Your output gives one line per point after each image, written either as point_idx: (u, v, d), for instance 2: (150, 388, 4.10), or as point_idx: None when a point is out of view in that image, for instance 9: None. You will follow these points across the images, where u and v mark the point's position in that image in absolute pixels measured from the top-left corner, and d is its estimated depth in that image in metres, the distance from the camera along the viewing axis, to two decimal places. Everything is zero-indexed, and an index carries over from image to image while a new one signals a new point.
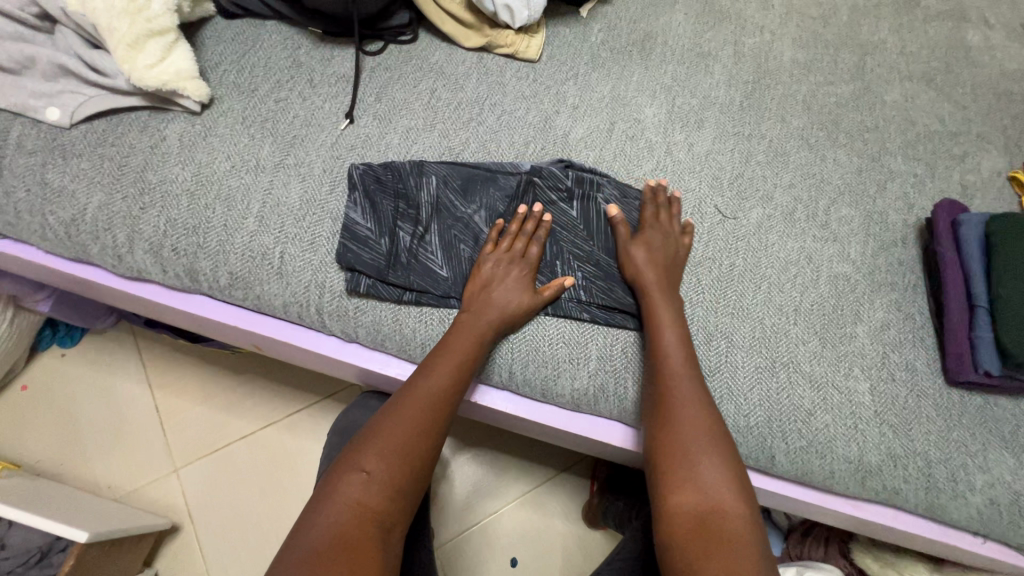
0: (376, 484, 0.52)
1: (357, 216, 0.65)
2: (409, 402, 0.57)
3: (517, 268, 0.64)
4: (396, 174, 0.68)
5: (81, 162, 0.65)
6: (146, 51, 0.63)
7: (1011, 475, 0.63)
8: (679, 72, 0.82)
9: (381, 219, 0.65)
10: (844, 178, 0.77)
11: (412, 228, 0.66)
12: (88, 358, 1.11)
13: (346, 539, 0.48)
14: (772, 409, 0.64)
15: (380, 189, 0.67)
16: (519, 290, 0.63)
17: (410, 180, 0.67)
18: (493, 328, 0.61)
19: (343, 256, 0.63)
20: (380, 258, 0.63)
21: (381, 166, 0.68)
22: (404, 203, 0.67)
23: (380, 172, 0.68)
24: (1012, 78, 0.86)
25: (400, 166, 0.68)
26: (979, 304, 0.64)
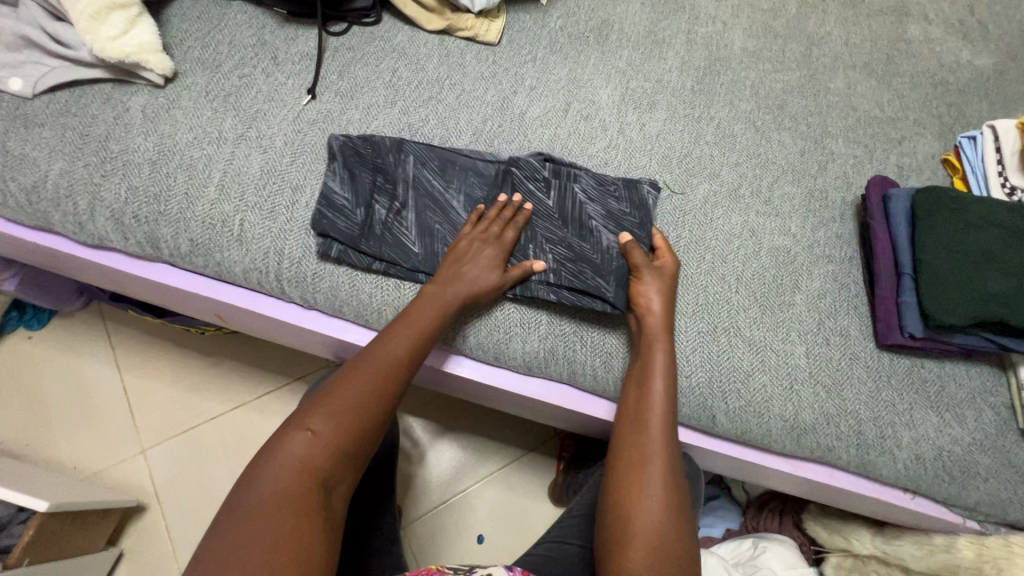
0: (323, 442, 0.51)
1: (335, 186, 0.67)
2: (368, 369, 0.57)
3: (492, 248, 0.65)
4: (375, 149, 0.70)
5: (44, 131, 0.67)
6: (109, 23, 0.65)
7: (936, 432, 0.68)
8: (634, 57, 0.86)
9: (358, 191, 0.67)
10: (788, 158, 0.81)
11: (387, 203, 0.67)
12: (56, 340, 1.11)
13: (287, 495, 0.48)
14: (713, 370, 0.68)
15: (359, 163, 0.68)
16: (490, 266, 0.64)
17: (391, 156, 0.69)
18: (457, 300, 0.62)
19: (318, 222, 0.65)
20: (354, 227, 0.65)
21: (362, 141, 0.70)
22: (382, 177, 0.68)
23: (361, 145, 0.70)
24: (948, 69, 0.91)
25: (380, 142, 0.70)
26: (905, 272, 0.69)
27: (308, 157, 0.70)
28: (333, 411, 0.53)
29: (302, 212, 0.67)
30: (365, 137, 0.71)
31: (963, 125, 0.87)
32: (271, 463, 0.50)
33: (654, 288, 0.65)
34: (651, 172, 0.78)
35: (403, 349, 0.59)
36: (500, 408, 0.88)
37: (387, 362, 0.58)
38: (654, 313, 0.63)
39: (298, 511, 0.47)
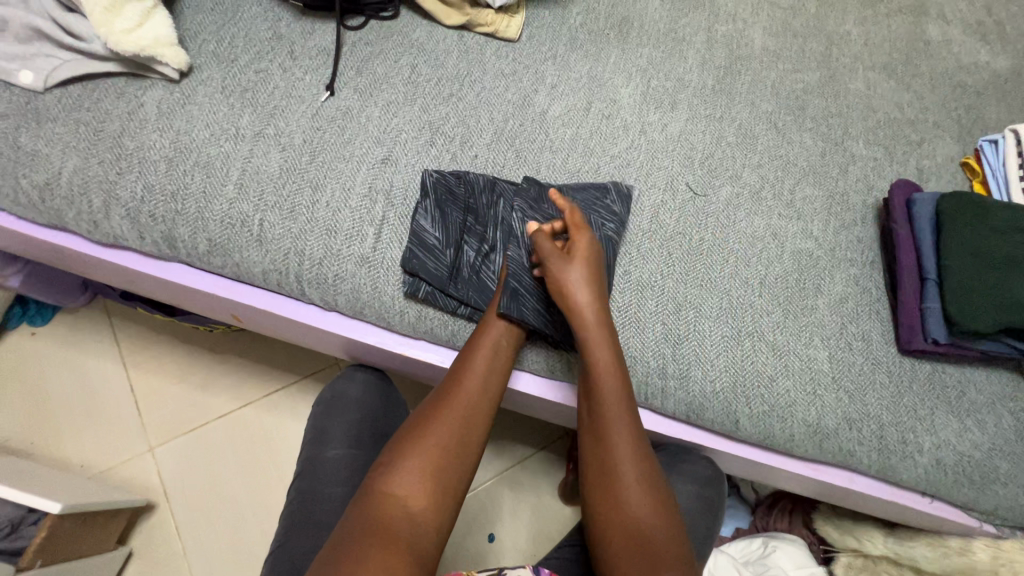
0: (414, 490, 0.54)
1: (426, 223, 0.66)
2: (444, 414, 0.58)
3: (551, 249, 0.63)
4: (467, 187, 0.69)
5: (56, 126, 0.65)
6: (124, 16, 0.63)
7: (956, 437, 0.68)
8: (655, 55, 0.84)
9: (448, 230, 0.66)
10: (809, 160, 0.81)
11: (476, 245, 0.67)
12: (61, 337, 1.09)
13: (389, 534, 0.51)
14: (736, 374, 0.67)
15: (450, 199, 0.67)
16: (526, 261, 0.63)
17: (480, 197, 0.69)
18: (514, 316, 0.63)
19: (409, 261, 0.64)
20: (444, 269, 0.65)
21: (454, 176, 0.69)
22: (472, 217, 0.68)
23: (444, 182, 0.68)
24: (967, 71, 0.91)
25: (473, 180, 0.69)
26: (929, 278, 0.69)
27: (328, 156, 0.69)
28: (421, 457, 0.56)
29: (323, 212, 0.66)
30: (454, 175, 0.69)
31: (983, 128, 0.87)
32: (366, 505, 0.53)
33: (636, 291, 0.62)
34: (673, 173, 0.77)
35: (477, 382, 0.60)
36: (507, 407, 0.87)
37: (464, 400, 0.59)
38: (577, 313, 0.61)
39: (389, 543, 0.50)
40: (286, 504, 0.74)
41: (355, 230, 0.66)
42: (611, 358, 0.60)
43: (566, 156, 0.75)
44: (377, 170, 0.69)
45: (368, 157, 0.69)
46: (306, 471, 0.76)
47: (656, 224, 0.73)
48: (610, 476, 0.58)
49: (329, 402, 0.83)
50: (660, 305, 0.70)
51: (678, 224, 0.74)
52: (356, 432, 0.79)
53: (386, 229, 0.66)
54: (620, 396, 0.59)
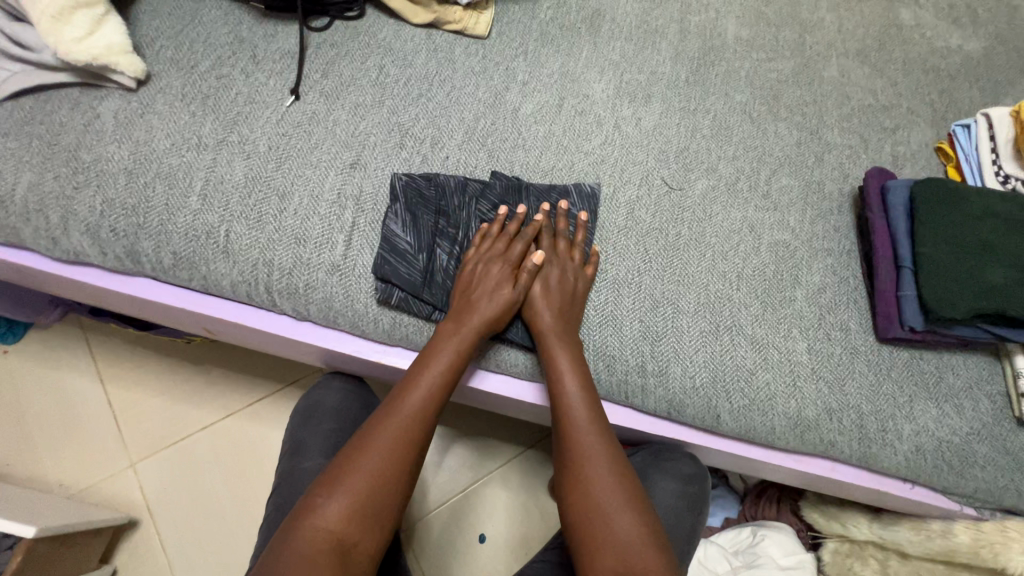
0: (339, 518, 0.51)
1: (397, 228, 0.65)
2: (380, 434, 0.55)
3: (498, 265, 0.64)
4: (438, 190, 0.68)
5: (8, 141, 0.63)
6: (73, 24, 0.61)
7: (935, 424, 0.68)
8: (627, 48, 0.83)
9: (420, 233, 0.65)
10: (784, 150, 0.80)
11: (449, 247, 0.66)
12: (33, 354, 1.06)
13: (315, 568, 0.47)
14: (716, 369, 0.67)
15: (421, 202, 0.66)
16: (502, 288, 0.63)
17: (451, 200, 0.68)
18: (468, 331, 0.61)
19: (380, 268, 0.63)
20: (416, 274, 0.64)
21: (424, 179, 0.68)
22: (444, 220, 0.67)
23: (414, 185, 0.67)
24: (940, 55, 0.91)
25: (443, 183, 0.68)
26: (905, 265, 0.68)
27: (295, 163, 0.67)
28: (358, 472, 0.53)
29: (291, 221, 0.64)
30: (423, 177, 0.68)
31: (956, 113, 0.87)
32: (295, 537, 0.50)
33: (538, 295, 0.65)
34: (648, 167, 0.76)
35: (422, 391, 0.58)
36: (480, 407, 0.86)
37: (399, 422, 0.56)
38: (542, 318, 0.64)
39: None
40: (267, 518, 0.73)
41: (325, 238, 0.64)
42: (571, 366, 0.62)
43: (540, 154, 0.74)
44: (345, 176, 0.67)
45: (336, 162, 0.68)
46: (286, 483, 0.75)
47: (632, 221, 0.73)
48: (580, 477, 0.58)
49: (309, 412, 0.81)
50: (637, 302, 0.69)
51: (654, 220, 0.73)
52: (336, 442, 0.78)
53: (357, 236, 0.65)
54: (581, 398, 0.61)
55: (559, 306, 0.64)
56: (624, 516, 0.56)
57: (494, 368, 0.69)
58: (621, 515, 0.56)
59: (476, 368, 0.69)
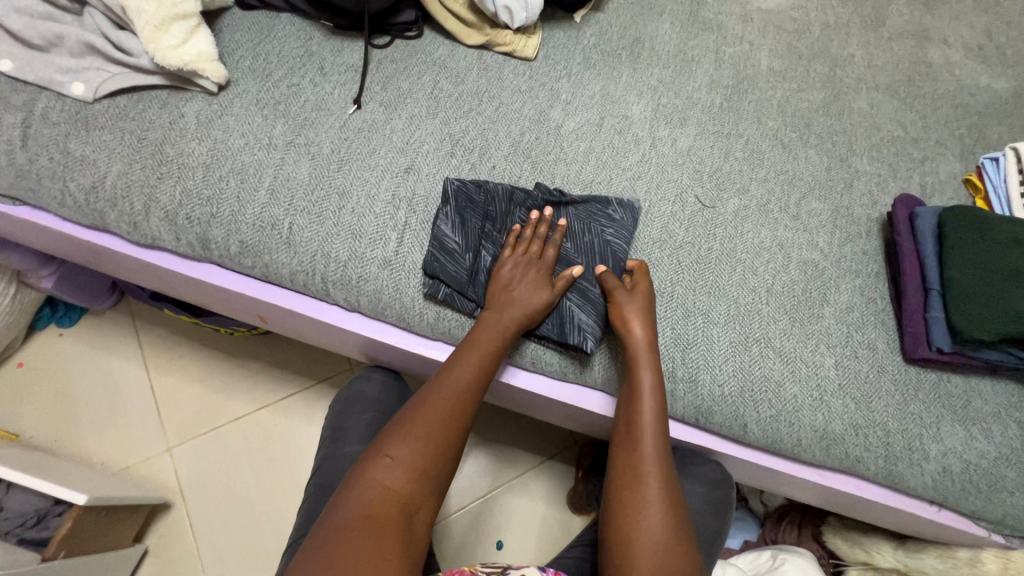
0: (398, 480, 0.54)
1: (447, 228, 0.69)
2: (439, 398, 0.60)
3: (535, 269, 0.68)
4: (487, 197, 0.72)
5: (103, 134, 0.69)
6: (171, 33, 0.68)
7: (963, 445, 0.69)
8: (665, 74, 0.88)
9: (468, 235, 0.69)
10: (815, 175, 0.84)
11: (494, 250, 0.71)
12: (86, 338, 1.12)
13: (378, 527, 0.50)
14: (744, 379, 0.69)
15: (470, 207, 0.71)
16: (539, 289, 0.66)
17: (496, 207, 0.72)
18: (514, 324, 0.65)
19: (429, 264, 0.67)
20: (463, 272, 0.67)
21: (474, 185, 0.72)
22: (490, 225, 0.71)
23: (463, 191, 0.71)
24: (968, 92, 0.94)
25: (493, 190, 0.72)
26: (933, 288, 0.70)
27: (354, 165, 0.72)
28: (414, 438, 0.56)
29: (349, 217, 0.69)
30: (473, 185, 0.72)
31: (984, 147, 0.89)
32: (355, 492, 0.53)
33: (630, 312, 0.66)
34: (682, 185, 0.80)
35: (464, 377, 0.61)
36: (509, 407, 0.90)
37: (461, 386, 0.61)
38: (634, 325, 0.66)
39: (381, 533, 0.50)
40: (304, 500, 0.77)
41: (379, 235, 0.69)
42: (652, 377, 0.64)
43: (580, 168, 0.78)
44: (400, 179, 0.73)
45: (392, 166, 0.73)
46: (324, 467, 0.78)
47: (666, 234, 0.76)
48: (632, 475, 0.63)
49: (347, 402, 0.85)
50: (669, 311, 0.72)
51: (687, 234, 0.77)
52: (372, 431, 0.81)
53: (408, 234, 0.70)
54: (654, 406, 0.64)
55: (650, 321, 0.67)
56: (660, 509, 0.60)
57: (527, 366, 0.72)
58: (655, 511, 0.60)
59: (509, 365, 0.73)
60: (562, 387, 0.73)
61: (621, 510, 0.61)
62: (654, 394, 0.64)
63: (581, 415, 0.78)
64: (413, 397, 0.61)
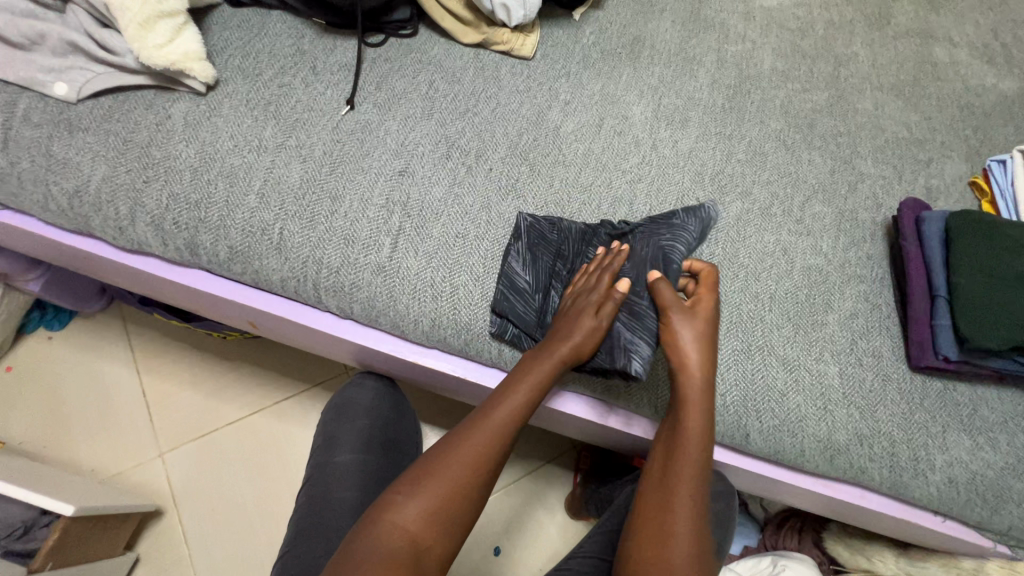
0: (419, 526, 0.54)
1: (518, 266, 0.67)
2: (473, 442, 0.58)
3: (583, 297, 0.65)
4: (560, 234, 0.70)
5: (87, 136, 0.67)
6: (156, 31, 0.66)
7: (968, 455, 0.67)
8: (665, 73, 0.86)
9: (539, 273, 0.68)
10: (818, 177, 0.82)
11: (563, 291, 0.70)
12: (76, 341, 1.10)
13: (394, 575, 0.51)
14: (747, 388, 0.68)
15: (543, 244, 0.69)
16: (585, 317, 0.63)
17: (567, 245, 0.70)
18: (558, 361, 0.61)
19: (499, 302, 0.65)
20: (531, 312, 0.66)
21: (547, 221, 0.70)
22: (562, 263, 0.70)
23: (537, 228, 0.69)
24: (974, 93, 0.92)
25: (566, 229, 0.71)
26: (939, 294, 0.69)
27: (347, 168, 0.70)
28: (439, 483, 0.56)
29: (342, 222, 0.68)
30: (547, 222, 0.70)
31: (991, 148, 0.87)
32: (376, 532, 0.54)
33: (687, 335, 0.62)
34: (684, 188, 0.78)
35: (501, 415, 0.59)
36: None
37: (496, 430, 0.59)
38: (688, 360, 0.62)
39: None
40: (297, 509, 0.75)
41: (372, 240, 0.67)
42: (700, 425, 0.61)
43: (579, 170, 0.76)
44: (394, 182, 0.71)
45: (386, 169, 0.71)
46: (317, 476, 0.77)
47: None
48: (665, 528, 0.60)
49: (340, 409, 0.83)
50: None
51: None
52: (366, 439, 0.80)
53: (402, 239, 0.68)
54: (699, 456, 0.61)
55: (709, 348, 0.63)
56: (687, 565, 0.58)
57: None
58: (682, 567, 0.58)
59: None
60: (579, 403, 0.72)
61: (647, 559, 0.60)
62: (700, 446, 0.61)
63: (582, 425, 0.77)
64: (447, 434, 0.59)
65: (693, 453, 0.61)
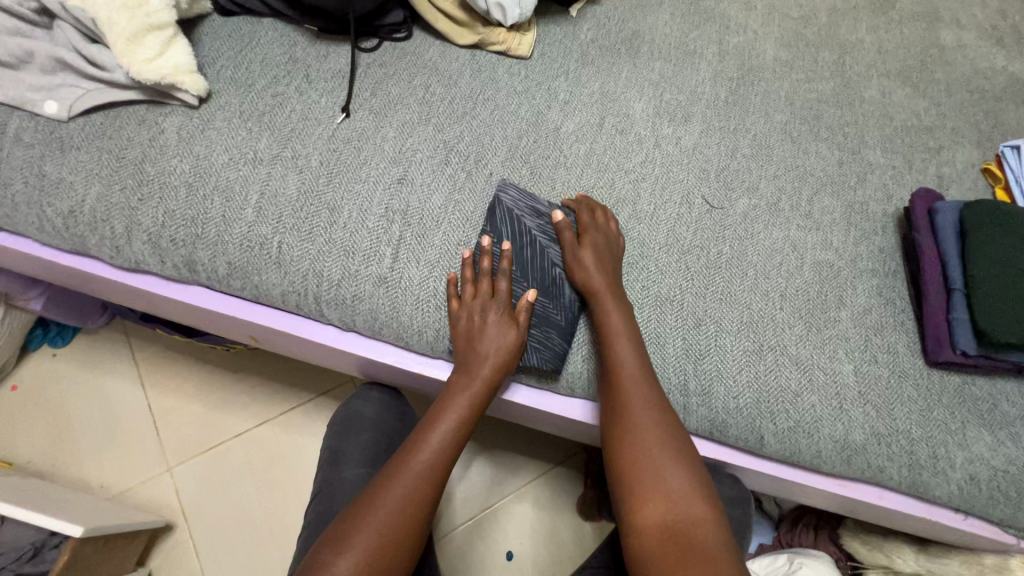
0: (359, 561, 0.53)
1: None
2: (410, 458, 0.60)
3: (492, 312, 0.63)
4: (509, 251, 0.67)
5: (79, 154, 0.66)
6: (145, 46, 0.64)
7: (990, 452, 0.66)
8: (666, 69, 0.84)
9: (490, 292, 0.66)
10: (826, 170, 0.80)
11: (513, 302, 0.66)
12: (80, 358, 1.10)
13: None
14: (759, 390, 0.66)
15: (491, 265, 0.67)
16: (505, 331, 0.63)
17: (530, 244, 0.68)
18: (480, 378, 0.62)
19: None
20: None
21: (497, 239, 0.67)
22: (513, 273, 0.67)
23: (508, 225, 0.68)
24: (984, 76, 0.90)
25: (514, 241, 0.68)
26: (955, 288, 0.67)
27: (344, 178, 0.69)
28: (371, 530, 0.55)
29: (341, 234, 0.66)
30: (528, 221, 0.69)
31: (1003, 133, 0.85)
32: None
33: (588, 260, 0.65)
34: (689, 186, 0.76)
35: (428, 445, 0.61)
36: (514, 420, 0.87)
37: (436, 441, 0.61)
38: (594, 275, 0.65)
39: None
40: (304, 524, 0.74)
41: (373, 251, 0.66)
42: (620, 311, 0.64)
43: (581, 172, 0.75)
44: (393, 191, 0.69)
45: (384, 177, 0.70)
46: (324, 490, 0.75)
47: (673, 238, 0.73)
48: (626, 420, 0.61)
49: (346, 420, 0.83)
50: (679, 320, 0.69)
51: (695, 238, 0.73)
52: (373, 451, 0.79)
53: (403, 249, 0.67)
54: (630, 339, 0.63)
55: (609, 268, 0.66)
56: (661, 447, 0.60)
57: (532, 384, 0.70)
58: (659, 447, 0.60)
59: (513, 384, 0.71)
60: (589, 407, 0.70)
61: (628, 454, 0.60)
62: (629, 334, 0.63)
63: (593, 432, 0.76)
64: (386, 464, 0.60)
65: (621, 335, 0.63)
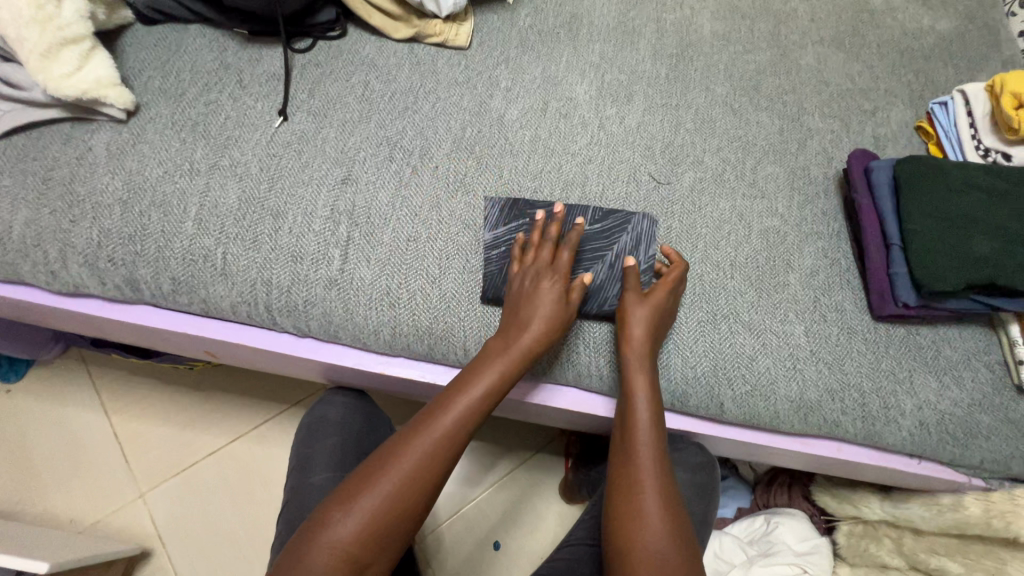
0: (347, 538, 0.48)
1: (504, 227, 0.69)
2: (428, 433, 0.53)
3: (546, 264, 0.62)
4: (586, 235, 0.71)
5: (3, 179, 0.64)
6: (61, 60, 0.62)
7: (937, 396, 0.69)
8: (606, 49, 0.85)
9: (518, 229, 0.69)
10: (768, 139, 0.82)
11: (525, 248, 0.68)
12: (36, 391, 1.06)
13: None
14: (716, 358, 0.68)
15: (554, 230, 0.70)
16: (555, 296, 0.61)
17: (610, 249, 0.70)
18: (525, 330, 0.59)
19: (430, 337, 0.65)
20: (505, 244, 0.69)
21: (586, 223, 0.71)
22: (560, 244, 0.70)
23: (615, 223, 0.71)
24: (913, 37, 0.92)
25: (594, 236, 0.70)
26: (893, 243, 0.70)
27: (287, 183, 0.68)
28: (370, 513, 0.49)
29: (287, 239, 0.65)
30: (625, 239, 0.71)
31: (933, 91, 0.88)
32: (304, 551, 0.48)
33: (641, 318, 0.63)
34: (635, 164, 0.77)
35: (445, 427, 0.54)
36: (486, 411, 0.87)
37: (450, 422, 0.54)
38: (635, 331, 0.63)
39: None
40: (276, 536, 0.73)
41: (321, 254, 0.65)
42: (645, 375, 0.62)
43: (528, 158, 0.75)
44: (337, 191, 0.68)
45: (327, 179, 0.69)
46: (293, 499, 0.74)
47: None
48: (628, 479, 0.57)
49: (312, 427, 0.82)
50: None
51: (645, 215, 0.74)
52: (341, 455, 0.78)
53: (352, 250, 0.66)
54: (648, 405, 0.61)
55: (657, 330, 0.64)
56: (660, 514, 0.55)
57: None
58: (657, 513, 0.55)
59: None
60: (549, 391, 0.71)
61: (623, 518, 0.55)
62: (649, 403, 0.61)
63: (559, 414, 0.77)
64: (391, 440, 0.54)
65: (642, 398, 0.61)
